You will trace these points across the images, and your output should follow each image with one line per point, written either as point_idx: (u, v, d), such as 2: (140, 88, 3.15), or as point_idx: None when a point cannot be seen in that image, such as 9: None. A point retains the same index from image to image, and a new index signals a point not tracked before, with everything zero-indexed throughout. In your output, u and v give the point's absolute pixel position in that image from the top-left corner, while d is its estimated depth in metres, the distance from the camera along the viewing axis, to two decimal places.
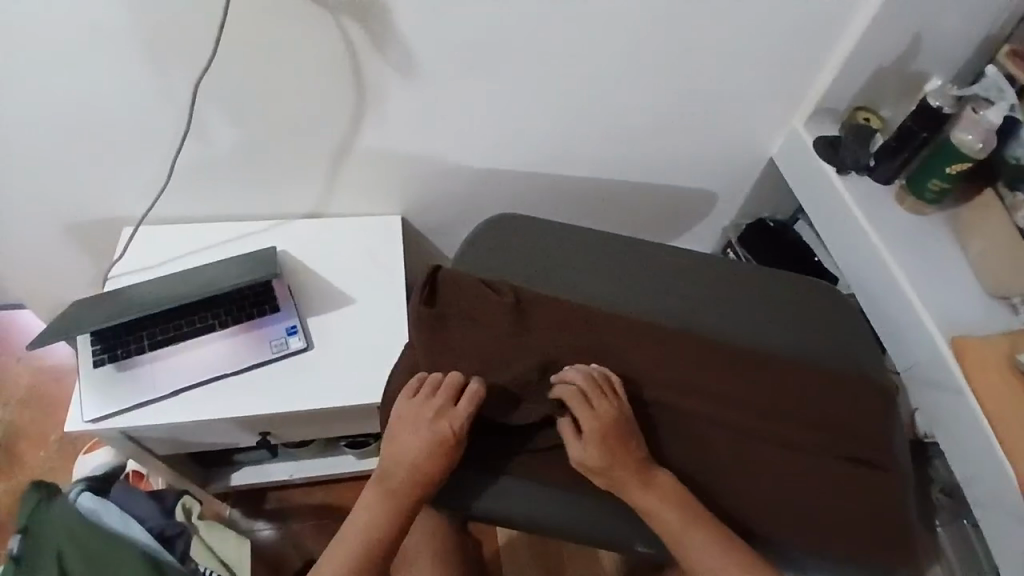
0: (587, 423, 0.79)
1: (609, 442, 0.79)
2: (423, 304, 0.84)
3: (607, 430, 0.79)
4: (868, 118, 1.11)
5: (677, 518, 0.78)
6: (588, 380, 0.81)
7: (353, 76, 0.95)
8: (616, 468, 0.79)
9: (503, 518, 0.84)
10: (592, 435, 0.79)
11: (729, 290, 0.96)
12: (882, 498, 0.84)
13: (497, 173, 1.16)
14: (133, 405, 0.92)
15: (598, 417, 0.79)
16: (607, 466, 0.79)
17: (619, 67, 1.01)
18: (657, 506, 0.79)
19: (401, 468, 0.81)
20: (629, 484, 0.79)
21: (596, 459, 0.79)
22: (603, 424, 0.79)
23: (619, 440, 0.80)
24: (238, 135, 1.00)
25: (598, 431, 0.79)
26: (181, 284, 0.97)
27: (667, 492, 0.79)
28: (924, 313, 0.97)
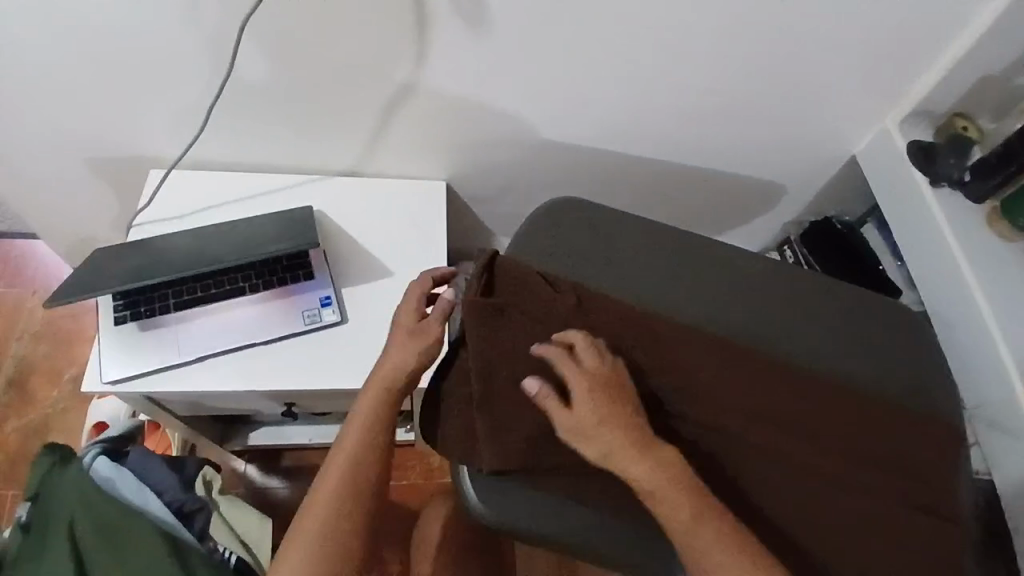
0: (576, 377, 0.70)
1: (602, 403, 0.69)
2: (479, 293, 0.77)
3: (601, 390, 0.70)
4: (966, 126, 1.00)
5: (689, 510, 0.66)
6: (587, 343, 0.73)
7: (416, 27, 0.85)
8: (607, 430, 0.68)
9: (532, 537, 0.75)
10: (581, 392, 0.70)
11: (806, 304, 0.88)
12: (946, 555, 0.76)
13: (556, 146, 1.07)
14: (155, 369, 0.86)
15: (590, 374, 0.71)
16: (595, 427, 0.69)
17: (709, 44, 0.91)
18: (663, 490, 0.67)
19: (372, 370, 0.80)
20: (623, 455, 0.68)
21: (581, 415, 0.69)
22: (596, 385, 0.70)
23: (614, 402, 0.70)
24: (284, 80, 0.91)
25: (589, 388, 0.70)
26: (213, 243, 0.90)
27: (671, 473, 0.68)
28: (1005, 351, 0.89)
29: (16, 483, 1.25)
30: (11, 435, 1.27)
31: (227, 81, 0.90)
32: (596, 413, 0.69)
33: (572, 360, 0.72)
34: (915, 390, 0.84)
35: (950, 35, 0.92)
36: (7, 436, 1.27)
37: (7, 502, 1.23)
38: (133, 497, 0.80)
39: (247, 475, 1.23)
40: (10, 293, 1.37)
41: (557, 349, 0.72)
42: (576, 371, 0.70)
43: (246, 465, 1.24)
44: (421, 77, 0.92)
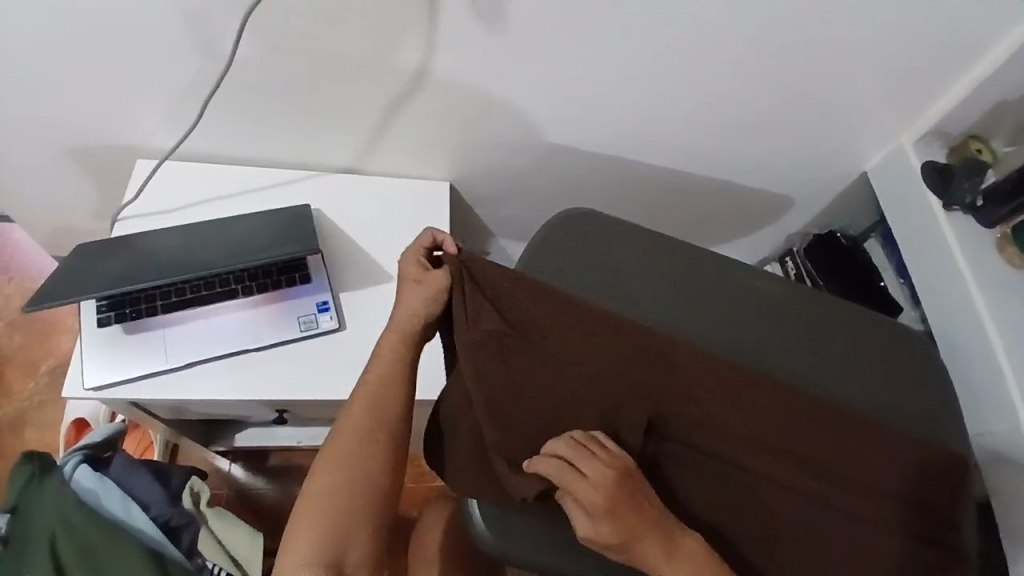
0: (585, 495, 0.66)
1: (618, 519, 0.66)
2: (484, 321, 0.76)
3: (610, 505, 0.66)
4: (980, 149, 0.99)
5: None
6: (567, 442, 0.69)
7: (427, 26, 0.81)
8: (632, 543, 0.67)
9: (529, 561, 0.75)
10: (595, 509, 0.66)
11: (818, 329, 0.87)
12: None
13: (563, 152, 1.04)
14: (140, 375, 0.83)
15: (597, 485, 0.66)
16: (619, 545, 0.67)
17: (729, 55, 0.88)
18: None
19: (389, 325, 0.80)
20: (648, 555, 0.68)
21: (603, 538, 0.67)
22: (604, 500, 0.66)
23: (627, 507, 0.67)
24: (283, 74, 0.86)
25: (599, 507, 0.66)
26: (204, 245, 0.87)
27: (689, 560, 0.68)
28: (1012, 379, 0.89)
29: None
30: None
31: (223, 68, 0.84)
32: (614, 530, 0.66)
33: (573, 475, 0.67)
34: (920, 419, 0.84)
35: (977, 53, 0.90)
36: None
37: None
38: (117, 511, 0.77)
39: (233, 476, 1.20)
40: None
41: (553, 468, 0.68)
42: (585, 495, 0.66)
43: (230, 464, 1.21)
44: (427, 75, 0.88)
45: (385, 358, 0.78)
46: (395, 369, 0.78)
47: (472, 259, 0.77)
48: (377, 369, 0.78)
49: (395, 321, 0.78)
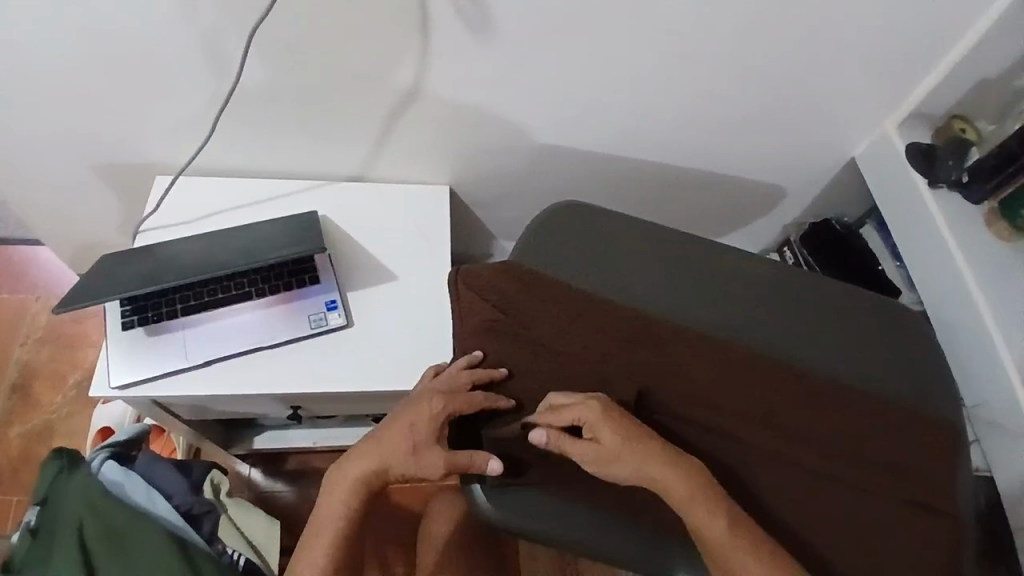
0: (582, 410, 0.74)
1: (616, 422, 0.73)
2: (478, 318, 0.85)
3: (607, 420, 0.73)
4: (964, 129, 1.00)
5: (723, 521, 0.69)
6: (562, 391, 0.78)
7: (419, 37, 0.86)
8: (632, 451, 0.72)
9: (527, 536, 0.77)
10: (592, 422, 0.74)
11: (809, 306, 0.89)
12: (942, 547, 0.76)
13: (556, 153, 1.09)
14: (164, 373, 0.88)
15: (590, 401, 0.75)
16: (619, 452, 0.72)
17: (708, 52, 0.91)
18: (691, 502, 0.70)
19: (419, 408, 0.78)
20: (651, 465, 0.71)
21: (604, 446, 0.72)
22: (601, 414, 0.74)
23: (622, 419, 0.74)
24: (288, 88, 0.92)
25: (598, 418, 0.74)
26: (220, 249, 0.93)
27: (692, 480, 0.70)
28: (1003, 350, 0.90)
29: (20, 487, 1.27)
30: (13, 440, 1.30)
31: (233, 86, 0.91)
32: (612, 433, 0.73)
33: (570, 402, 0.76)
34: (915, 387, 0.85)
35: (953, 38, 0.92)
36: (11, 441, 1.30)
37: (12, 508, 1.25)
38: (142, 500, 0.82)
39: (252, 480, 1.26)
40: (12, 299, 1.40)
41: (552, 406, 0.77)
42: (583, 409, 0.74)
43: (250, 469, 1.27)
44: (422, 85, 0.93)
45: (415, 424, 0.77)
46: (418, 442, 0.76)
47: (469, 267, 0.87)
48: (403, 429, 0.77)
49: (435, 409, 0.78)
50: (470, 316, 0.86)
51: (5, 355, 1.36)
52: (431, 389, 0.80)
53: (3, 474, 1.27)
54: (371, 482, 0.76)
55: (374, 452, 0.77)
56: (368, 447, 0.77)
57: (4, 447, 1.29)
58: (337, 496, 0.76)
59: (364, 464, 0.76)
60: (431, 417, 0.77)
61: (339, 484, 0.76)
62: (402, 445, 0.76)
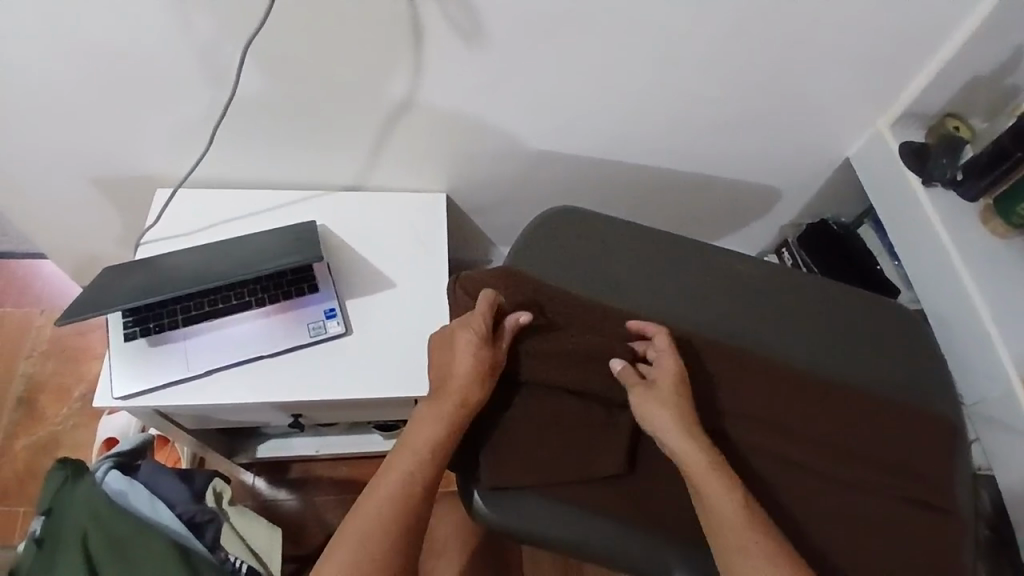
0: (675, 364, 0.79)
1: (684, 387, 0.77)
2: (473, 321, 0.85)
3: (680, 380, 0.77)
4: (958, 126, 1.02)
5: (732, 498, 0.69)
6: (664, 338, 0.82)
7: (413, 48, 0.87)
8: (683, 413, 0.75)
9: (529, 539, 0.77)
10: (665, 372, 0.78)
11: (801, 308, 0.89)
12: (940, 542, 0.76)
13: (551, 158, 1.09)
14: (165, 383, 0.90)
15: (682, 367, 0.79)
16: (673, 408, 0.75)
17: (697, 58, 0.93)
18: (702, 476, 0.70)
19: (461, 335, 0.79)
20: (685, 436, 0.73)
21: (663, 393, 0.76)
22: (682, 375, 0.78)
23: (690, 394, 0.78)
24: (284, 99, 0.93)
25: (675, 372, 0.78)
26: (219, 260, 0.94)
27: (714, 458, 0.72)
28: (1000, 345, 0.90)
29: (27, 499, 1.28)
30: (19, 452, 1.31)
31: (229, 99, 0.92)
32: (677, 391, 0.77)
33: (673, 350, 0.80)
34: (911, 385, 0.85)
35: (941, 38, 0.93)
36: (17, 453, 1.31)
37: (19, 519, 1.27)
38: (147, 511, 0.83)
39: (256, 488, 1.27)
40: (17, 313, 1.42)
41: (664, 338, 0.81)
42: (669, 360, 0.79)
43: (254, 477, 1.28)
44: (416, 96, 0.94)
45: (466, 349, 0.78)
46: (479, 361, 0.77)
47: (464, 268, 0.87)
48: (458, 361, 0.78)
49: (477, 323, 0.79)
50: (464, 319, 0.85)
51: (10, 368, 1.38)
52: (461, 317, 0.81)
53: (9, 486, 1.28)
54: (447, 427, 0.76)
55: (444, 403, 0.77)
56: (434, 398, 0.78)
57: (10, 459, 1.30)
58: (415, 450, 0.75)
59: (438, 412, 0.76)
60: (476, 331, 0.79)
61: (413, 447, 0.76)
62: (467, 374, 0.77)
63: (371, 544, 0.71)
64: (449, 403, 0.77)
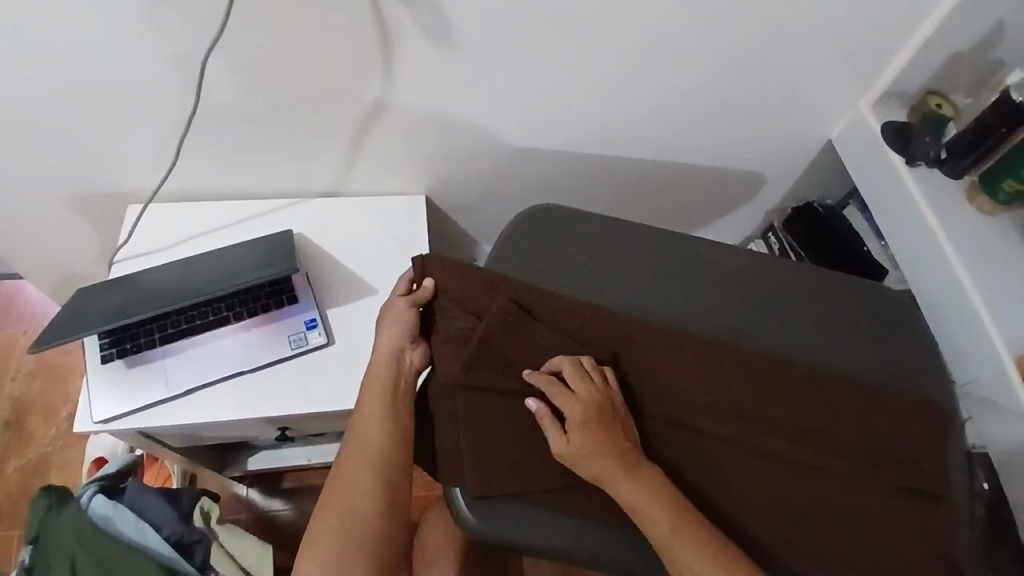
0: (587, 395, 0.75)
1: (589, 426, 0.73)
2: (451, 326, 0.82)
3: (595, 411, 0.74)
4: (941, 104, 0.99)
5: (668, 517, 0.70)
6: (573, 363, 0.78)
7: (382, 49, 0.85)
8: (597, 459, 0.72)
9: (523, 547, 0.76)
10: (568, 414, 0.74)
11: (786, 297, 0.88)
12: (925, 527, 0.77)
13: (530, 154, 1.07)
14: (146, 403, 0.89)
15: (581, 401, 0.75)
16: (583, 455, 0.73)
17: (673, 47, 0.91)
18: (643, 518, 0.71)
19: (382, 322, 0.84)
20: (610, 476, 0.72)
21: (571, 443, 0.73)
22: (596, 402, 0.75)
23: (602, 428, 0.74)
24: (254, 108, 0.91)
25: (585, 407, 0.74)
26: (194, 277, 0.93)
27: (656, 493, 0.71)
28: (988, 326, 0.89)
29: (20, 522, 1.28)
30: (10, 475, 1.30)
31: (196, 111, 0.90)
32: (583, 434, 0.73)
33: (563, 388, 0.76)
34: (896, 372, 0.84)
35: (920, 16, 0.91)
36: (8, 476, 1.30)
37: (14, 542, 1.26)
38: (132, 535, 0.83)
39: (251, 500, 1.27)
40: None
41: (545, 377, 0.77)
42: (560, 403, 0.75)
43: (247, 489, 1.27)
44: (389, 98, 0.92)
45: (385, 330, 0.82)
46: (396, 338, 0.82)
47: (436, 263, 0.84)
48: (382, 342, 0.82)
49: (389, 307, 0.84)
50: (446, 326, 0.82)
51: None
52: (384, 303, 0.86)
53: (2, 509, 1.28)
54: (386, 406, 0.78)
55: (377, 385, 0.80)
56: (370, 380, 0.80)
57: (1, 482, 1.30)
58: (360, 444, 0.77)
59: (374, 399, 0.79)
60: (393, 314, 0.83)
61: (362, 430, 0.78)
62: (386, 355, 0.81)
63: (334, 525, 0.73)
64: (382, 383, 0.80)
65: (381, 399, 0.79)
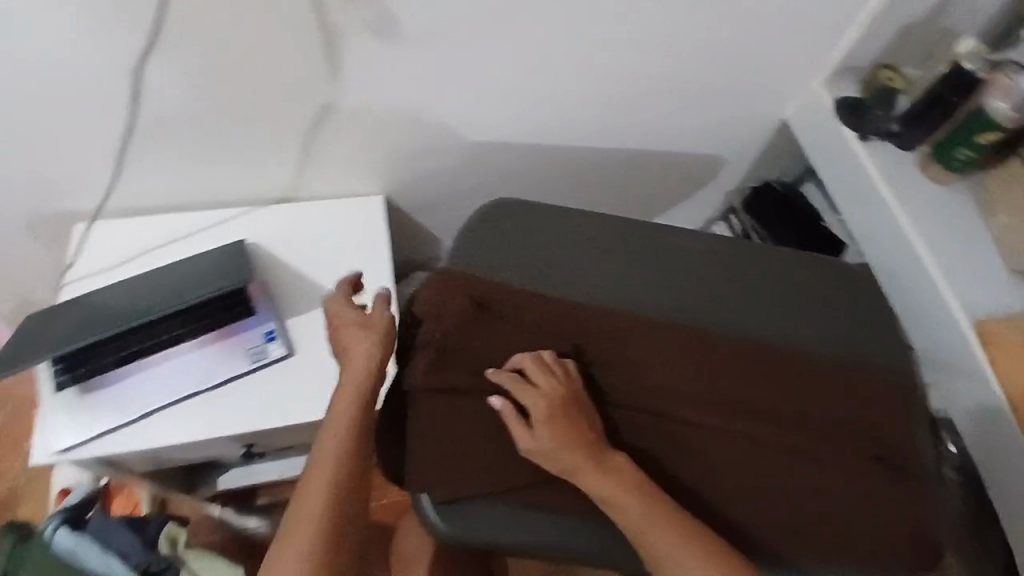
0: (550, 388, 0.74)
1: (555, 420, 0.72)
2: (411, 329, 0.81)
3: (560, 405, 0.73)
4: (892, 77, 1.00)
5: (638, 503, 0.70)
6: (534, 358, 0.76)
7: (327, 49, 0.82)
8: (566, 452, 0.71)
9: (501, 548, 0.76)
10: (534, 411, 0.73)
11: (747, 276, 0.88)
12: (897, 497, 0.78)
13: (488, 148, 1.06)
14: (104, 430, 0.87)
15: (545, 395, 0.73)
16: (551, 449, 0.72)
17: (624, 33, 0.89)
18: (616, 509, 0.71)
19: (354, 333, 0.79)
20: (580, 469, 0.71)
21: (537, 439, 0.72)
22: (560, 395, 0.74)
23: (567, 421, 0.73)
24: (198, 118, 0.87)
25: (549, 401, 0.73)
26: (145, 295, 0.90)
27: (627, 482, 0.71)
28: (948, 295, 0.90)
29: None
30: None
31: (135, 124, 0.86)
32: (549, 429, 0.72)
33: (526, 383, 0.74)
34: (857, 344, 0.85)
35: None
36: None
37: None
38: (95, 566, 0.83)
39: (224, 520, 1.21)
40: None
41: (509, 375, 0.75)
42: (524, 399, 0.73)
43: (220, 509, 1.22)
44: (339, 99, 0.89)
45: (358, 343, 0.78)
46: (372, 354, 0.77)
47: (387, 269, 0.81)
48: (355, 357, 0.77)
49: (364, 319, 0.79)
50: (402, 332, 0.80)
51: None
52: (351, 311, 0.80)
53: None
54: (357, 427, 0.75)
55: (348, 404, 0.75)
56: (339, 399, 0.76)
57: None
58: (323, 477, 0.73)
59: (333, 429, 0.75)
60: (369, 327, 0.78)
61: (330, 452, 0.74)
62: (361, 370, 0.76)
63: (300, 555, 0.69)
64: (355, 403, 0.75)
65: (353, 420, 0.75)
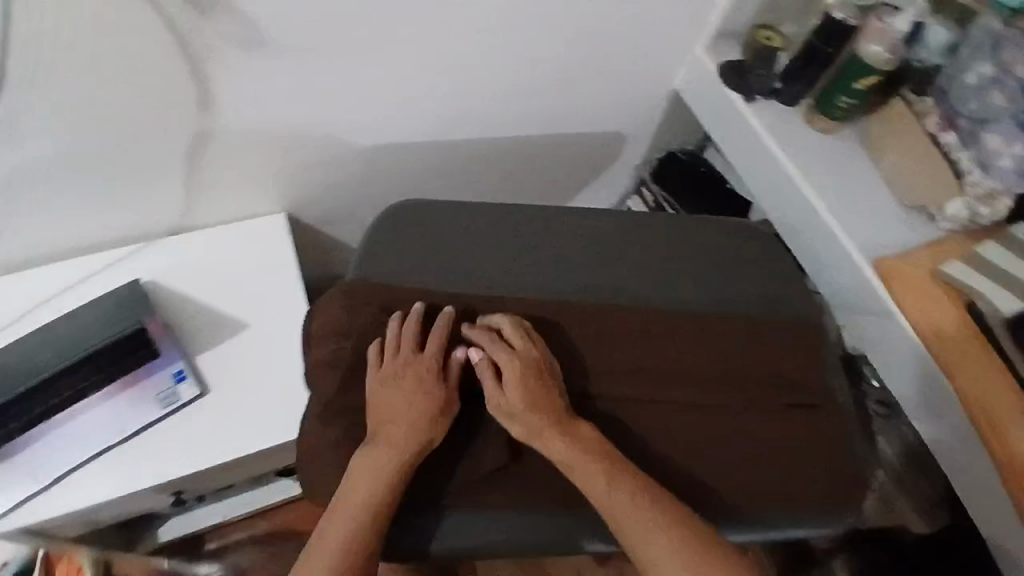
0: (526, 352, 0.77)
1: (526, 380, 0.75)
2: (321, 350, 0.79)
3: (535, 368, 0.76)
4: (770, 37, 1.01)
5: (604, 472, 0.72)
6: (514, 323, 0.79)
7: (190, 67, 0.78)
8: (531, 411, 0.75)
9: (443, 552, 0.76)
10: (507, 374, 0.76)
11: (653, 246, 0.89)
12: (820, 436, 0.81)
13: (385, 151, 1.03)
14: (17, 501, 0.83)
15: (517, 357, 0.76)
16: (520, 407, 0.75)
17: (500, 18, 0.89)
18: (579, 473, 0.73)
19: (398, 381, 0.76)
20: (540, 429, 0.74)
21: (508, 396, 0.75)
22: (534, 360, 0.77)
23: (538, 381, 0.76)
24: (64, 160, 0.82)
25: (522, 362, 0.76)
26: (36, 353, 0.84)
27: (587, 445, 0.74)
28: (845, 239, 0.94)
29: None
30: None
31: None
32: (519, 389, 0.75)
33: (502, 345, 0.77)
34: (768, 298, 0.87)
35: None
36: None
37: None
38: None
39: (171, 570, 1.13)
40: None
41: (486, 334, 0.78)
42: (500, 359, 0.76)
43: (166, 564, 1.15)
44: (216, 119, 0.85)
45: (404, 392, 0.75)
46: (417, 405, 0.75)
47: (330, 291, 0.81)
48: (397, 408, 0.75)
49: (411, 364, 0.76)
50: (314, 353, 0.79)
51: None
52: (396, 356, 0.77)
53: None
54: (388, 486, 0.72)
55: (381, 460, 0.72)
56: (373, 454, 0.73)
57: None
58: (336, 537, 0.70)
59: (350, 497, 0.72)
60: (418, 375, 0.76)
61: (348, 509, 0.71)
62: (406, 422, 0.74)
63: None
64: (389, 458, 0.72)
65: (384, 478, 0.72)
